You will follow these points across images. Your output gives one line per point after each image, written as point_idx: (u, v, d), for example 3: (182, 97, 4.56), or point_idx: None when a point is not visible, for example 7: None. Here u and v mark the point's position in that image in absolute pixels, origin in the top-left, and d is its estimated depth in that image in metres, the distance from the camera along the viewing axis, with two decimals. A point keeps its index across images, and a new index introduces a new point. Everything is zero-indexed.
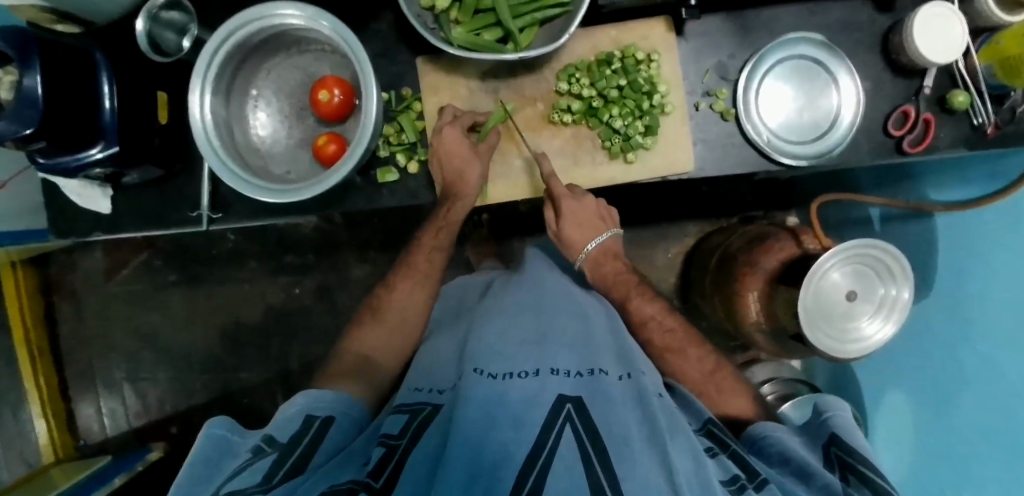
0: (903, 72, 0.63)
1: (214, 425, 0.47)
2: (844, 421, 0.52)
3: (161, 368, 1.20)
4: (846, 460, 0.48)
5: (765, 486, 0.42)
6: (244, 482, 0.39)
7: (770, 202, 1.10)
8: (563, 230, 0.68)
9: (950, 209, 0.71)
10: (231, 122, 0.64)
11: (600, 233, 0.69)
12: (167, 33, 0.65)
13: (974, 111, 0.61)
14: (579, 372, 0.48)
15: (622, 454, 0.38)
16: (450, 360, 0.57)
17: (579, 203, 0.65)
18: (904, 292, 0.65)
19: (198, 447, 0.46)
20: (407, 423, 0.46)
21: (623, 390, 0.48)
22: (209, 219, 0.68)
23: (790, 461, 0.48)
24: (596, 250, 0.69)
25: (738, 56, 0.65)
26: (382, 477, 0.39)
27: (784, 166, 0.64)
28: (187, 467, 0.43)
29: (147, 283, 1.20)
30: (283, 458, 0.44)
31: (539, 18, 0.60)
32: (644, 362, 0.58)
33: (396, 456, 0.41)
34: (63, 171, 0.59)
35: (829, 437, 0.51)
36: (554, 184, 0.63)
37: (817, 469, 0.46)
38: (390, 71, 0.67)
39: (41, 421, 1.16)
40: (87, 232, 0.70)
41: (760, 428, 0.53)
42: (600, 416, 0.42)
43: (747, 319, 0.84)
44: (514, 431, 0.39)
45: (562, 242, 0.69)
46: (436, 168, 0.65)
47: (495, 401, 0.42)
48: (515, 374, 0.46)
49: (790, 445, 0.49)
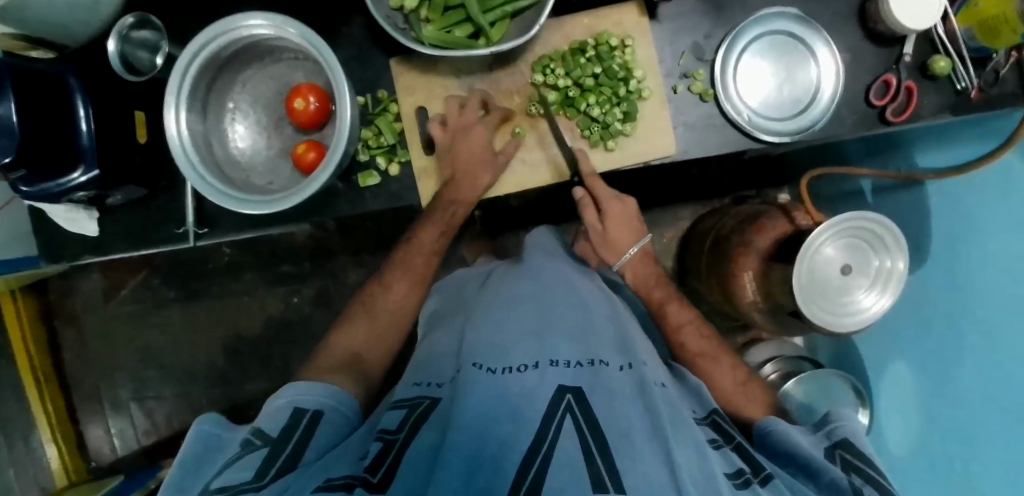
0: (881, 40, 0.62)
1: (204, 422, 0.48)
2: (851, 430, 0.49)
3: (166, 385, 1.21)
4: (853, 462, 0.45)
5: (770, 481, 0.41)
6: (236, 478, 0.40)
7: (763, 180, 1.09)
8: (607, 231, 0.69)
9: (941, 175, 0.70)
10: (209, 137, 0.64)
11: (640, 236, 0.70)
12: (141, 52, 0.66)
13: (957, 76, 0.61)
14: (580, 362, 0.48)
15: (624, 447, 0.37)
16: (450, 355, 0.57)
17: (623, 204, 0.69)
18: (901, 264, 0.65)
19: (189, 447, 0.46)
20: (404, 418, 0.46)
21: (623, 379, 0.47)
22: (196, 234, 0.68)
23: (798, 457, 0.46)
24: (637, 253, 0.70)
25: (714, 36, 0.64)
26: (379, 471, 0.38)
27: (766, 143, 0.63)
28: (177, 466, 0.44)
29: (147, 302, 1.20)
30: (273, 455, 0.44)
31: (509, 11, 0.59)
32: (645, 348, 0.58)
33: (393, 451, 0.41)
34: (46, 197, 0.59)
35: (837, 439, 0.48)
36: (595, 185, 0.65)
37: (821, 465, 0.44)
38: (364, 74, 0.67)
39: (51, 446, 1.17)
40: (77, 256, 0.71)
41: (768, 422, 0.53)
42: (600, 408, 0.41)
43: (744, 300, 0.83)
44: (514, 425, 0.39)
45: (604, 241, 0.70)
46: (429, 178, 0.67)
47: (496, 395, 0.42)
48: (513, 368, 0.46)
49: (795, 437, 0.49)
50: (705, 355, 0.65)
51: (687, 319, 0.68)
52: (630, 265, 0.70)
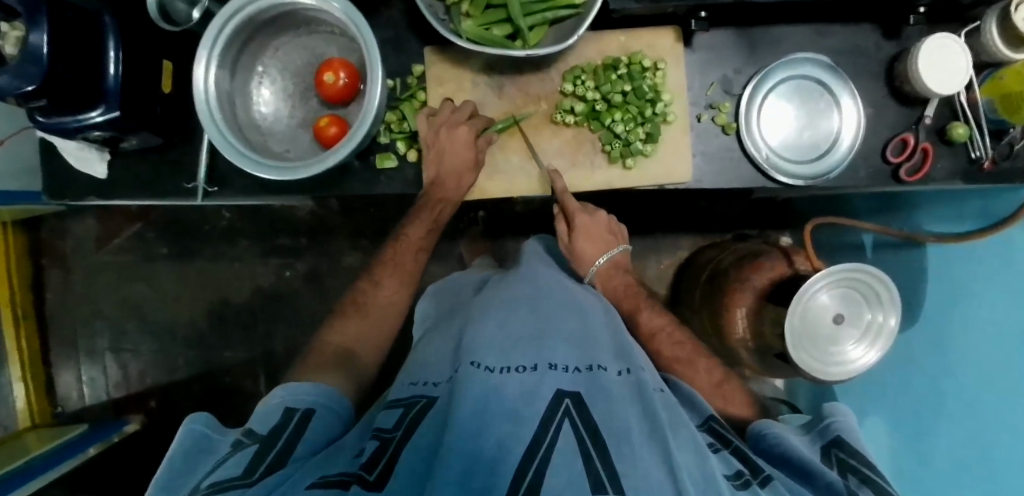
0: (905, 100, 0.64)
1: (194, 421, 0.48)
2: (846, 425, 0.53)
3: (145, 340, 1.20)
4: (849, 462, 0.48)
5: (769, 483, 0.43)
6: (225, 474, 0.41)
7: (765, 221, 1.11)
8: (576, 245, 0.70)
9: (943, 240, 0.71)
10: (235, 97, 0.64)
11: (609, 247, 0.72)
12: (179, 3, 0.62)
13: (973, 144, 0.62)
14: (578, 367, 0.47)
15: (623, 450, 0.38)
16: (446, 353, 0.57)
17: (593, 217, 0.69)
18: (891, 320, 0.66)
19: (178, 445, 0.46)
20: (401, 418, 0.46)
21: (621, 384, 0.47)
22: (205, 192, 0.68)
23: (792, 459, 0.48)
24: (607, 264, 0.72)
25: (743, 72, 0.65)
26: (375, 470, 0.39)
27: (780, 184, 0.64)
28: (166, 464, 0.44)
29: (138, 254, 1.19)
30: (263, 450, 0.44)
31: (549, 18, 0.60)
32: (642, 354, 0.57)
33: (392, 446, 0.42)
34: (62, 131, 0.59)
35: (832, 438, 0.52)
36: (568, 201, 0.65)
37: (818, 467, 0.46)
38: (397, 58, 0.68)
39: (19, 385, 1.14)
40: (81, 196, 0.70)
41: (763, 425, 0.55)
42: (599, 411, 0.42)
43: (733, 336, 0.83)
44: (511, 425, 0.39)
45: (572, 253, 0.71)
46: (431, 167, 0.64)
47: (492, 394, 0.42)
48: (513, 367, 0.46)
49: (790, 441, 0.51)
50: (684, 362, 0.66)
51: (666, 328, 0.69)
52: (599, 276, 0.72)
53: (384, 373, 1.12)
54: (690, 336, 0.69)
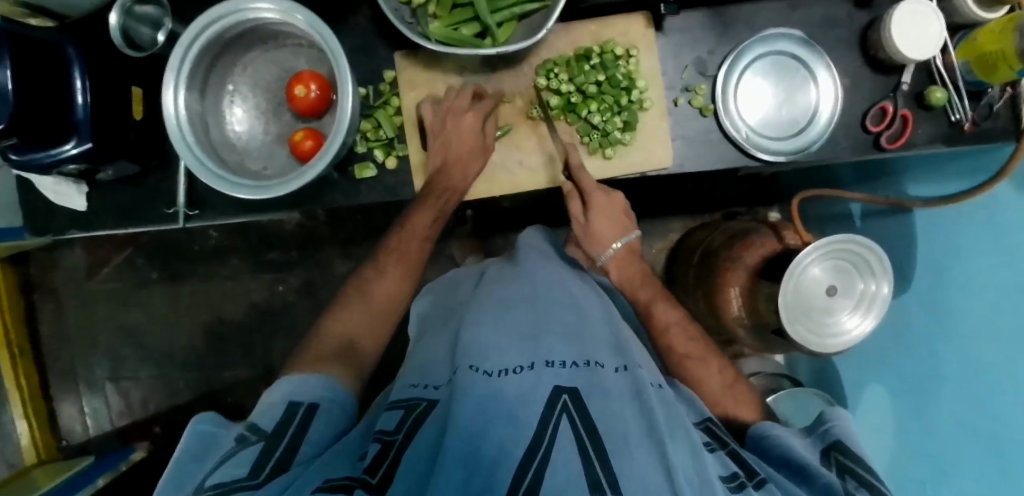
0: (881, 67, 0.63)
1: (200, 422, 0.49)
2: (846, 428, 0.52)
3: (144, 367, 1.19)
4: (848, 465, 0.48)
5: (764, 485, 0.43)
6: (231, 474, 0.40)
7: (754, 198, 1.11)
8: (591, 226, 0.67)
9: (931, 204, 0.69)
10: (207, 118, 0.63)
11: (627, 232, 0.69)
12: (143, 28, 0.64)
13: (952, 107, 0.62)
14: (575, 362, 0.47)
15: (620, 448, 0.38)
16: (444, 355, 0.57)
17: (609, 198, 0.66)
18: (884, 288, 0.65)
19: (185, 444, 0.48)
20: (402, 420, 0.46)
21: (618, 381, 0.47)
22: (186, 216, 0.68)
23: (792, 461, 0.48)
24: (622, 250, 0.69)
25: (717, 52, 0.65)
26: (378, 472, 0.39)
27: (762, 162, 0.64)
28: (173, 463, 0.45)
29: (129, 281, 1.19)
30: (268, 451, 0.44)
31: (517, 13, 0.59)
32: (640, 352, 0.58)
33: (394, 449, 0.42)
34: (37, 167, 0.58)
35: (831, 441, 0.51)
36: (582, 177, 0.64)
37: (816, 469, 0.46)
38: (368, 65, 0.67)
39: (22, 422, 1.13)
40: (63, 230, 0.70)
41: (764, 427, 0.55)
42: (596, 408, 0.41)
43: (728, 315, 0.84)
44: (509, 427, 0.39)
45: (588, 234, 0.68)
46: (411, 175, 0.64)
47: (490, 396, 0.42)
48: (510, 369, 0.46)
49: (793, 445, 0.50)
50: (694, 361, 0.65)
51: (676, 320, 0.67)
52: (614, 262, 0.68)
53: (385, 380, 1.12)
54: (694, 327, 0.68)
